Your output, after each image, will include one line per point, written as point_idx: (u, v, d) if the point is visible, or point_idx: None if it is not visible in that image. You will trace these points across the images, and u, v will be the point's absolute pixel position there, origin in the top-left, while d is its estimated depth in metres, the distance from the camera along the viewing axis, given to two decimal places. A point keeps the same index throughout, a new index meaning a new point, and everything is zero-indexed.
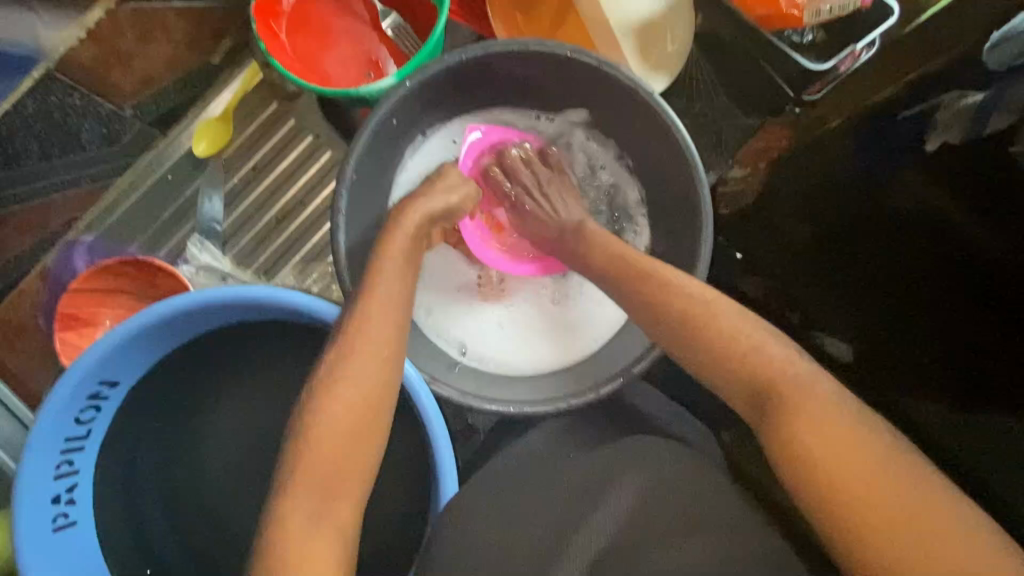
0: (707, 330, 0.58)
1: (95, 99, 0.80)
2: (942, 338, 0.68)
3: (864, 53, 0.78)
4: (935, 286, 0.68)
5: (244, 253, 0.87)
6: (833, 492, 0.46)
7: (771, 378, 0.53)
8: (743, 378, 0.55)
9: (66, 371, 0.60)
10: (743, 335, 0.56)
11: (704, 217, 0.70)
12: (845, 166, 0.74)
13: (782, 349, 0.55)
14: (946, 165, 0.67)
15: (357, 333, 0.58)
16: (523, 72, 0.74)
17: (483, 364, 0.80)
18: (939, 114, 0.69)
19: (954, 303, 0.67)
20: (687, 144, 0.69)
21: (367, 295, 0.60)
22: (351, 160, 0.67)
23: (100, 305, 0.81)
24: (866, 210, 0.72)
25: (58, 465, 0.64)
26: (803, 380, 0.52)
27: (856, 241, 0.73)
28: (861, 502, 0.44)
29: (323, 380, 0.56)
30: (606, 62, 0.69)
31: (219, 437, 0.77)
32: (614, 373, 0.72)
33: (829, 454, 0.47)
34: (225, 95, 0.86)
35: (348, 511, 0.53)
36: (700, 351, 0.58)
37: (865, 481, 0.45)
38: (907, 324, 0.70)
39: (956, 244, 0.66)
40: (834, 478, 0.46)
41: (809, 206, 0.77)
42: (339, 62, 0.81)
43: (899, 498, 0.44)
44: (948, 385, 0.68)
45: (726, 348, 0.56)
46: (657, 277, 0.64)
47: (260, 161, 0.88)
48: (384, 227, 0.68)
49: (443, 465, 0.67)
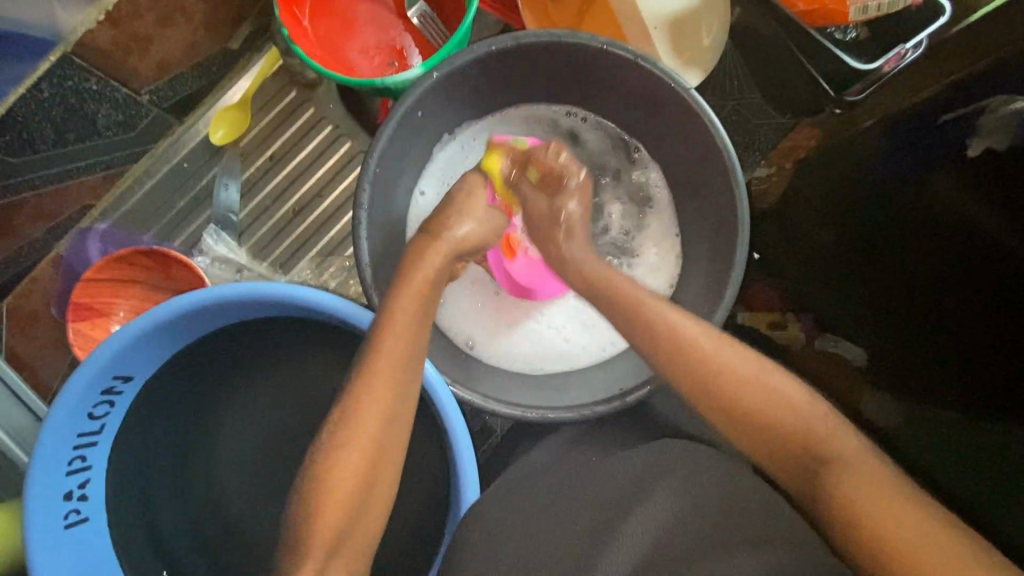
0: (729, 373, 0.58)
1: (112, 83, 0.71)
2: (965, 346, 0.64)
3: (910, 53, 0.73)
4: (956, 295, 0.64)
5: (261, 244, 0.85)
6: (863, 528, 0.47)
7: (791, 421, 0.55)
8: (765, 420, 0.56)
9: (81, 365, 0.59)
10: (760, 375, 0.57)
11: (739, 221, 0.68)
12: (866, 172, 0.71)
13: (799, 389, 0.57)
14: (978, 170, 0.63)
15: (382, 341, 0.57)
16: (553, 65, 0.71)
17: (499, 366, 0.77)
18: (984, 118, 0.63)
19: (978, 311, 0.63)
20: (724, 144, 0.67)
21: (394, 293, 0.60)
22: (373, 156, 0.65)
23: (114, 295, 0.79)
24: (890, 213, 0.69)
25: (70, 460, 0.62)
26: (821, 418, 0.54)
27: (875, 247, 0.70)
28: (892, 539, 0.45)
29: (355, 387, 0.56)
30: (642, 55, 0.66)
31: (234, 431, 0.75)
32: (639, 380, 0.69)
33: (860, 493, 0.48)
34: (243, 83, 0.85)
35: (380, 505, 0.56)
36: (719, 391, 0.57)
37: (894, 518, 0.46)
38: (925, 332, 0.67)
39: (981, 250, 0.62)
40: (866, 516, 0.47)
41: (833, 211, 0.74)
42: (362, 50, 0.79)
43: (927, 532, 0.44)
44: (971, 393, 0.64)
45: (745, 388, 0.57)
46: (660, 311, 0.62)
47: (278, 151, 0.85)
48: (410, 250, 0.64)
49: (466, 471, 0.65)
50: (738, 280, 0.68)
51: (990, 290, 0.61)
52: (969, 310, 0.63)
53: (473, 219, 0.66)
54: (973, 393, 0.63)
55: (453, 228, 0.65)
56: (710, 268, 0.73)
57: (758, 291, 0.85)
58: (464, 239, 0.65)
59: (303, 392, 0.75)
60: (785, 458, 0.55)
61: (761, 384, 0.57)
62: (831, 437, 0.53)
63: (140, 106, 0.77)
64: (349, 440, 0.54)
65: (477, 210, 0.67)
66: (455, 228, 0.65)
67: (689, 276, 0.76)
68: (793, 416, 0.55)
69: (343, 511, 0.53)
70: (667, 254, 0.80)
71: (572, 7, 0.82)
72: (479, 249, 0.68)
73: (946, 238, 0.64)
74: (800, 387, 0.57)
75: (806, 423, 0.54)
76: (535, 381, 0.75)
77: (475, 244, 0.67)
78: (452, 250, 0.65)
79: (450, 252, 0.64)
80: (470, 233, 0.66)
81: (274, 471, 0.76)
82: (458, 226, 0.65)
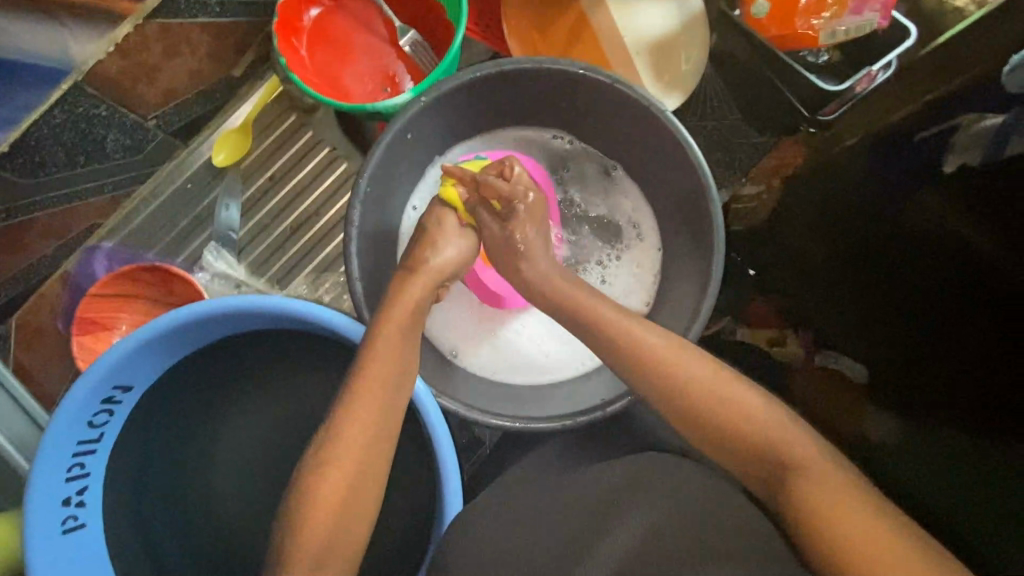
0: (696, 385, 0.59)
1: (121, 110, 0.75)
2: (950, 362, 0.65)
3: (880, 74, 0.77)
4: (945, 312, 0.65)
5: (259, 261, 0.89)
6: (827, 534, 0.48)
7: (755, 428, 0.56)
8: (736, 428, 0.57)
9: (82, 375, 0.62)
10: (728, 382, 0.59)
11: (715, 235, 0.70)
12: (860, 189, 0.73)
13: (763, 397, 0.58)
14: (963, 189, 0.65)
15: (368, 364, 0.59)
16: (538, 89, 0.75)
17: (483, 375, 0.80)
18: (959, 136, 0.67)
19: (967, 328, 0.64)
20: (699, 162, 0.70)
21: (381, 319, 0.63)
22: (364, 175, 0.68)
23: (117, 309, 0.82)
24: (880, 232, 0.71)
25: (69, 467, 0.64)
26: (784, 427, 0.56)
27: (866, 267, 0.71)
28: (852, 545, 0.47)
29: (343, 401, 0.58)
30: (620, 80, 0.70)
31: (229, 441, 0.77)
32: (619, 392, 0.70)
33: (825, 501, 0.50)
34: (246, 108, 0.89)
35: (365, 513, 0.57)
36: (687, 395, 0.59)
37: (856, 525, 0.47)
38: (913, 349, 0.68)
39: (966, 266, 0.64)
40: (829, 524, 0.48)
41: (822, 229, 0.76)
42: (357, 77, 0.83)
43: (886, 542, 0.46)
44: (964, 411, 0.64)
45: (714, 397, 0.58)
46: (629, 322, 0.64)
47: (277, 171, 0.89)
48: (400, 273, 0.68)
49: (450, 481, 0.66)
50: (714, 294, 0.70)
51: (974, 312, 0.63)
52: (954, 326, 0.65)
53: (447, 243, 0.70)
54: (966, 410, 0.64)
55: (440, 256, 0.69)
56: (690, 283, 0.75)
57: (756, 310, 0.85)
58: (445, 265, 0.69)
59: (296, 403, 0.78)
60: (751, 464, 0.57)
61: (729, 393, 0.58)
62: (794, 444, 0.55)
63: (147, 130, 0.81)
64: (337, 446, 0.56)
65: (453, 235, 0.71)
66: (434, 258, 0.69)
67: (670, 291, 0.78)
68: (758, 424, 0.56)
69: (328, 516, 0.55)
70: (652, 270, 0.83)
71: (558, 38, 0.86)
72: (457, 274, 0.71)
73: (930, 261, 0.66)
74: (766, 397, 0.58)
75: (768, 431, 0.56)
76: (522, 393, 0.77)
77: (453, 271, 0.70)
78: (432, 280, 0.68)
79: (433, 281, 0.68)
80: (449, 258, 0.69)
81: (266, 483, 0.77)
82: (441, 256, 0.69)
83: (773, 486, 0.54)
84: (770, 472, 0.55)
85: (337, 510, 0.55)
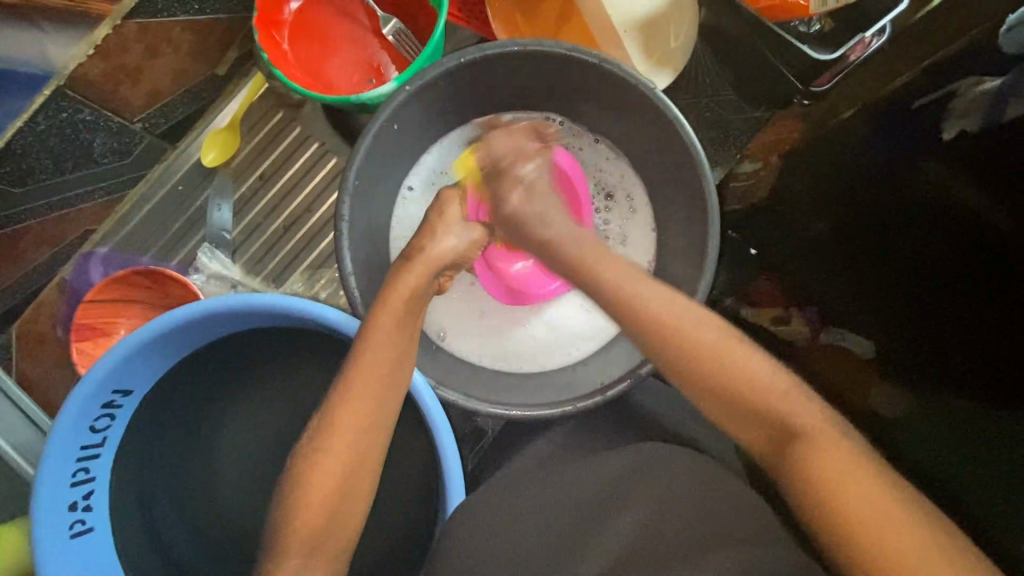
0: (696, 347, 0.56)
1: (105, 113, 0.75)
2: (966, 334, 0.63)
3: (874, 41, 0.76)
4: (959, 277, 0.63)
5: (254, 259, 0.89)
6: (833, 507, 0.46)
7: (762, 394, 0.53)
8: (742, 397, 0.54)
9: (82, 380, 0.62)
10: (730, 348, 0.55)
11: (709, 213, 0.70)
12: (863, 159, 0.71)
13: (764, 362, 0.54)
14: (965, 153, 0.62)
15: (357, 370, 0.58)
16: (525, 73, 0.74)
17: (470, 359, 0.80)
18: (956, 101, 0.64)
19: (975, 297, 0.62)
20: (688, 136, 0.69)
21: (376, 313, 0.61)
22: (353, 167, 0.68)
23: (115, 314, 0.83)
24: (883, 206, 0.68)
25: (74, 472, 0.65)
26: (785, 388, 0.53)
27: (874, 241, 0.69)
28: (862, 523, 0.44)
29: (336, 402, 0.57)
30: (607, 59, 0.68)
31: (232, 440, 0.78)
32: (620, 375, 0.70)
33: (828, 467, 0.47)
34: (231, 107, 0.89)
35: (358, 503, 0.57)
36: (688, 351, 0.56)
37: (870, 504, 0.44)
38: (924, 319, 0.66)
39: (975, 231, 0.61)
40: (829, 490, 0.46)
41: (823, 206, 0.74)
42: (341, 68, 0.82)
43: (892, 511, 0.44)
44: (975, 383, 0.63)
45: (718, 364, 0.55)
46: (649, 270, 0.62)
47: (267, 169, 0.89)
48: (392, 271, 0.66)
49: (451, 471, 0.66)
50: (711, 273, 0.69)
51: (978, 277, 0.61)
52: (963, 296, 0.63)
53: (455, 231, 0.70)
54: (984, 379, 0.62)
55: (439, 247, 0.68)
56: (687, 261, 0.74)
57: (759, 286, 0.86)
58: (443, 254, 0.67)
59: (296, 401, 0.78)
60: (752, 432, 0.54)
61: (731, 358, 0.54)
62: (797, 408, 0.51)
63: (133, 132, 0.81)
64: (334, 440, 0.56)
65: (454, 225, 0.69)
66: (430, 247, 0.67)
67: (667, 271, 0.78)
68: (753, 387, 0.53)
69: (323, 508, 0.55)
70: (647, 253, 0.82)
71: (544, 22, 0.85)
72: (455, 265, 0.70)
73: (938, 224, 0.64)
74: (766, 359, 0.54)
75: (775, 400, 0.52)
76: (518, 379, 0.78)
77: (452, 260, 0.68)
78: (433, 267, 0.66)
79: (428, 271, 0.66)
80: (446, 249, 0.68)
81: (268, 482, 0.78)
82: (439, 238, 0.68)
83: (768, 453, 0.52)
84: (770, 436, 0.52)
85: (335, 503, 0.55)
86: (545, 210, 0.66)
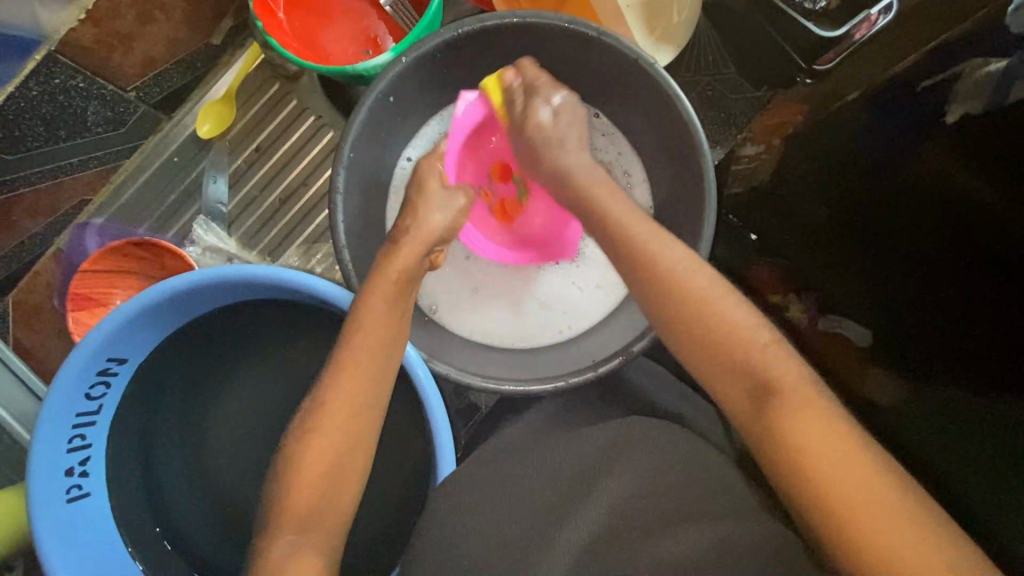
0: (691, 307, 0.55)
1: (98, 81, 0.76)
2: (958, 319, 0.64)
3: (881, 19, 0.73)
4: (958, 259, 0.63)
5: (250, 233, 0.88)
6: (816, 480, 0.46)
7: (752, 358, 0.52)
8: (732, 359, 0.53)
9: (77, 347, 0.62)
10: (723, 303, 0.55)
11: (708, 192, 0.69)
12: (867, 144, 0.69)
13: (757, 324, 0.54)
14: (968, 141, 0.62)
15: (349, 348, 0.59)
16: (524, 47, 0.73)
17: (462, 335, 0.80)
18: (959, 84, 0.63)
19: (967, 282, 0.63)
20: (688, 112, 0.68)
21: (371, 285, 0.62)
22: (348, 139, 0.67)
23: (111, 285, 0.83)
24: (885, 190, 0.68)
25: (70, 438, 0.66)
26: (771, 350, 0.52)
27: (869, 221, 0.69)
28: (842, 496, 0.44)
29: (331, 378, 0.58)
30: (607, 32, 0.67)
31: (228, 411, 0.79)
32: (612, 353, 0.71)
33: (812, 438, 0.47)
34: (228, 77, 0.87)
35: (350, 474, 0.57)
36: (683, 312, 0.56)
37: (854, 478, 0.45)
38: (920, 304, 0.66)
39: (974, 219, 0.61)
40: (811, 461, 0.46)
41: (825, 189, 0.73)
42: (338, 39, 0.81)
43: (873, 493, 0.44)
44: (963, 371, 0.64)
45: (707, 323, 0.54)
46: (640, 239, 0.60)
47: (263, 142, 0.88)
48: (388, 245, 0.66)
49: (443, 445, 0.67)
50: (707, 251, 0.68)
51: (971, 268, 0.62)
52: (961, 280, 0.63)
53: (450, 205, 0.69)
54: (972, 366, 0.63)
55: (427, 219, 0.67)
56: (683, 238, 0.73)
57: (757, 272, 0.85)
58: (434, 228, 0.67)
59: (291, 374, 0.79)
60: (739, 395, 0.53)
61: (724, 322, 0.54)
62: (780, 374, 0.51)
63: (127, 102, 0.81)
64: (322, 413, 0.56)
65: (446, 202, 0.69)
66: (422, 222, 0.67)
67: None
68: (747, 348, 0.53)
69: (313, 476, 0.55)
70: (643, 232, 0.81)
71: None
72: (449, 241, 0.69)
73: (938, 207, 0.64)
74: (755, 318, 0.54)
75: (763, 363, 0.52)
76: (513, 357, 0.78)
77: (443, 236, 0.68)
78: (424, 245, 0.66)
79: (421, 248, 0.66)
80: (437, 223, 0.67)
81: (262, 453, 0.79)
82: (433, 216, 0.68)
83: (744, 414, 0.52)
84: (751, 400, 0.51)
85: (326, 471, 0.56)
86: (563, 144, 0.68)
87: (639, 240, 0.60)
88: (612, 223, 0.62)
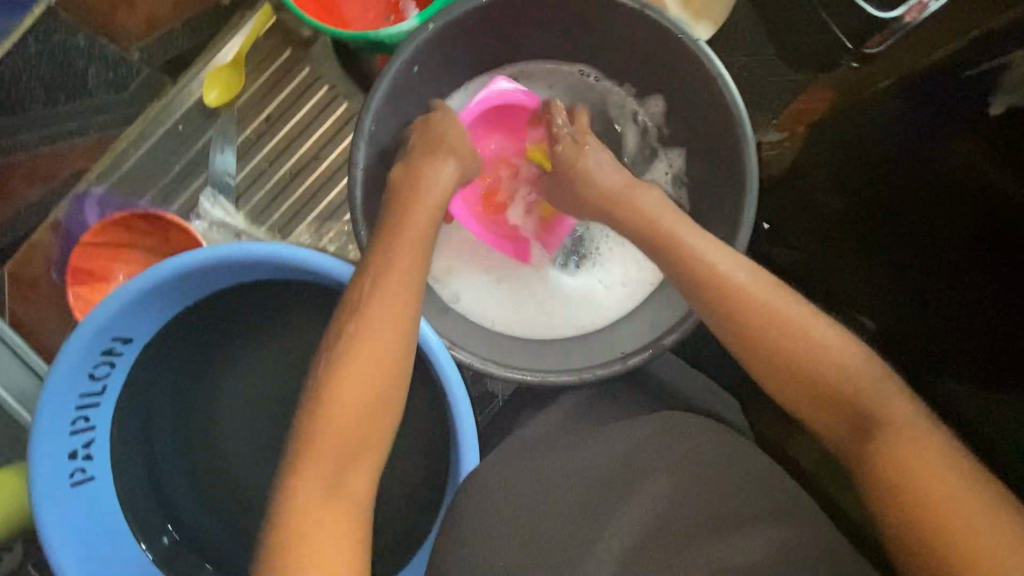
0: (765, 317, 0.54)
1: (100, 39, 0.77)
2: (981, 322, 0.58)
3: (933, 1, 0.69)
4: (994, 258, 0.57)
5: (258, 209, 0.84)
6: (913, 507, 0.44)
7: (840, 381, 0.51)
8: (815, 381, 0.52)
9: (79, 325, 0.59)
10: (806, 322, 0.54)
11: (748, 179, 0.65)
12: (888, 133, 0.64)
13: (851, 346, 0.52)
14: (1000, 133, 0.56)
15: (368, 329, 0.55)
16: (557, 17, 0.69)
17: (475, 318, 0.77)
18: (1009, 74, 0.56)
19: (995, 280, 0.57)
20: (732, 93, 0.64)
21: (384, 260, 0.59)
22: (370, 110, 0.63)
23: (113, 258, 0.79)
24: (909, 179, 0.62)
25: (74, 420, 0.63)
26: (865, 375, 0.51)
27: (894, 211, 0.63)
28: (945, 528, 0.42)
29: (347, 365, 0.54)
30: (651, 5, 0.63)
31: (237, 393, 0.76)
32: (640, 345, 0.68)
33: (911, 466, 0.45)
34: (236, 42, 0.82)
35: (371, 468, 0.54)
36: (748, 320, 0.55)
37: (962, 511, 0.42)
38: (937, 304, 0.62)
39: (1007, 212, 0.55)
40: (910, 489, 0.45)
41: (842, 175, 0.68)
42: (357, 2, 0.76)
43: (989, 530, 0.41)
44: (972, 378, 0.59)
45: (782, 337, 0.53)
46: (692, 242, 0.59)
47: (274, 111, 0.84)
48: (394, 212, 0.62)
49: (465, 438, 0.64)
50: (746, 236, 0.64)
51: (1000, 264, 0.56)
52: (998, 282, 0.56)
53: None
54: (985, 372, 0.58)
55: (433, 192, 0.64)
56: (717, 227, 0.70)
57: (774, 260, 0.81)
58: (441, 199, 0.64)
59: (304, 356, 0.76)
60: (832, 420, 0.52)
61: (805, 339, 0.53)
62: (880, 401, 0.50)
63: (130, 63, 0.80)
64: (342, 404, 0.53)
65: None
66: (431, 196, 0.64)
67: None
68: (833, 370, 0.52)
69: (331, 471, 0.52)
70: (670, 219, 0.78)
71: None
72: None
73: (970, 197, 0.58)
74: (847, 338, 0.52)
75: (855, 387, 0.51)
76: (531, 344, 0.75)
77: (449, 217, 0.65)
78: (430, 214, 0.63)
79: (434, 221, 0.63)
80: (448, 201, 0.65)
81: (273, 436, 0.76)
82: None
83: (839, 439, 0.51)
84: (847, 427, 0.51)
85: (346, 464, 0.53)
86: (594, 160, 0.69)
87: (691, 242, 0.59)
88: (665, 228, 0.61)
